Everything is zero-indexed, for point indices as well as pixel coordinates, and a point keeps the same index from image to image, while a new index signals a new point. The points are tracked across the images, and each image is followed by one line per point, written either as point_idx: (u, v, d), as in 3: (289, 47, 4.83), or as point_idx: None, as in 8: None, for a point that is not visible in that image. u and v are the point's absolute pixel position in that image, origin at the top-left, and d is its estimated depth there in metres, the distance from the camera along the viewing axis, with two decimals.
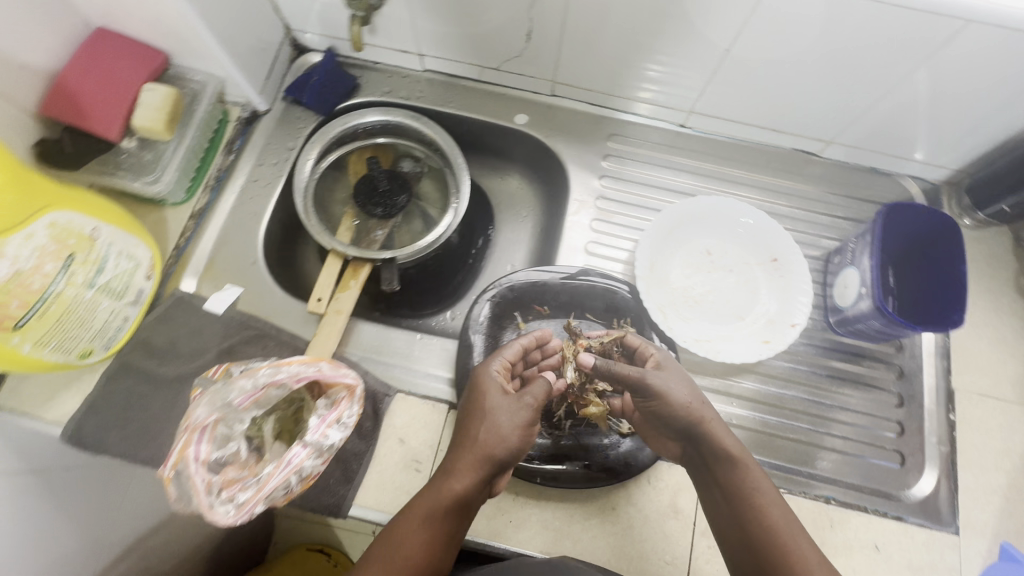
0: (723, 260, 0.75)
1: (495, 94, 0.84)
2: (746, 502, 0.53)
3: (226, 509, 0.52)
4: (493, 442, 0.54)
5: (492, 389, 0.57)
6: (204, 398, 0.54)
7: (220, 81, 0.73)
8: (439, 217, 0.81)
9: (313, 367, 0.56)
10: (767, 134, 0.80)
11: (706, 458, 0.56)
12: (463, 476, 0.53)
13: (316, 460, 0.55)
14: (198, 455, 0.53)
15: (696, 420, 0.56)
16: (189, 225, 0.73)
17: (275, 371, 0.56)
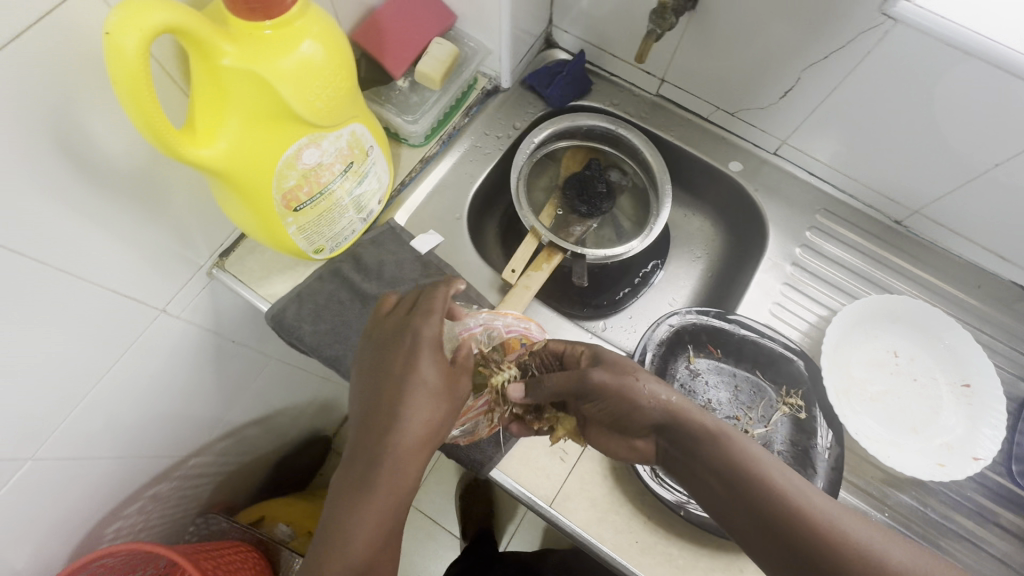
0: (910, 366, 0.72)
1: (715, 136, 0.86)
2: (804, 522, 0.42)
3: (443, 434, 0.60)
4: (449, 398, 0.52)
5: (421, 325, 0.54)
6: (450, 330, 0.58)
7: (486, 52, 0.80)
8: (631, 231, 0.83)
9: (522, 324, 0.64)
10: (990, 258, 0.76)
11: (721, 477, 0.46)
12: (429, 414, 0.50)
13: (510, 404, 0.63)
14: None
15: (676, 419, 0.50)
16: (418, 167, 0.79)
17: (494, 319, 0.62)
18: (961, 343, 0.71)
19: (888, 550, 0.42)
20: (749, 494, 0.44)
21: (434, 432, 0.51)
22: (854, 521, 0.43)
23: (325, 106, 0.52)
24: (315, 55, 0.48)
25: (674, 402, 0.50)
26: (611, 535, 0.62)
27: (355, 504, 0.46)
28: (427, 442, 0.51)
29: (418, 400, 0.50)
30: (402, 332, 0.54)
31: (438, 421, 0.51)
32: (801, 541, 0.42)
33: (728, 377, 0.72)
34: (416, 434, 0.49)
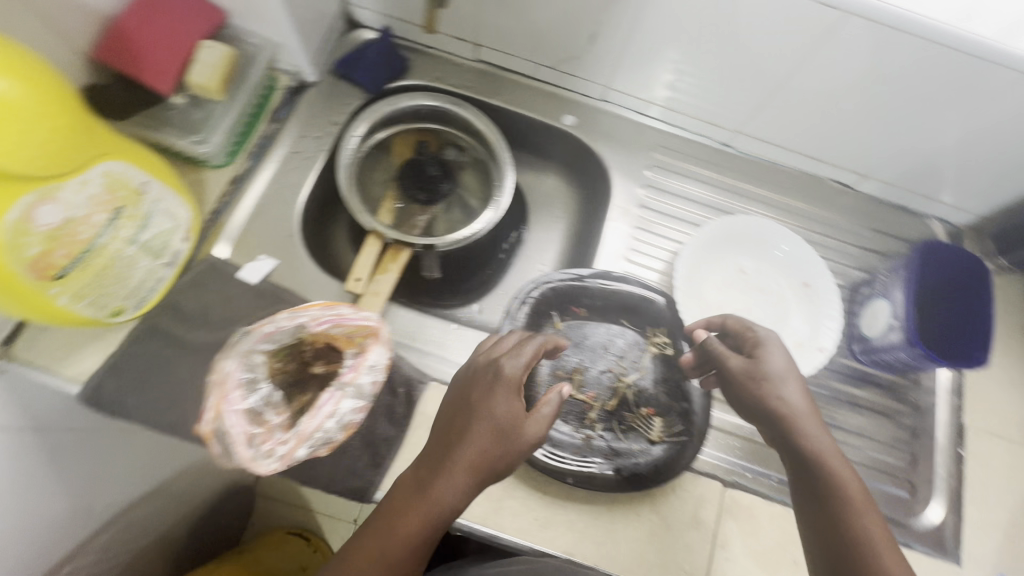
0: (756, 279, 0.77)
1: (544, 92, 0.84)
2: (833, 496, 0.52)
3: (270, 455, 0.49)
4: (511, 449, 0.51)
5: (503, 360, 0.55)
6: (231, 350, 0.52)
7: (275, 46, 0.71)
8: (479, 208, 0.80)
9: (329, 313, 0.51)
10: (808, 162, 0.81)
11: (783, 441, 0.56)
12: (475, 445, 0.50)
13: (355, 404, 0.50)
14: (234, 405, 0.49)
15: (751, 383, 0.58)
16: (228, 189, 0.71)
17: (292, 317, 0.53)
18: (795, 248, 0.76)
19: (870, 528, 0.50)
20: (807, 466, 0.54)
21: (487, 464, 0.49)
22: (859, 491, 0.52)
23: (46, 152, 0.45)
24: (7, 91, 0.41)
25: (792, 395, 0.56)
26: (510, 522, 0.61)
27: (389, 535, 0.48)
28: (471, 476, 0.49)
29: (466, 435, 0.50)
30: (477, 382, 0.54)
31: (494, 457, 0.50)
32: (818, 498, 0.53)
33: (598, 332, 0.72)
34: (465, 466, 0.49)
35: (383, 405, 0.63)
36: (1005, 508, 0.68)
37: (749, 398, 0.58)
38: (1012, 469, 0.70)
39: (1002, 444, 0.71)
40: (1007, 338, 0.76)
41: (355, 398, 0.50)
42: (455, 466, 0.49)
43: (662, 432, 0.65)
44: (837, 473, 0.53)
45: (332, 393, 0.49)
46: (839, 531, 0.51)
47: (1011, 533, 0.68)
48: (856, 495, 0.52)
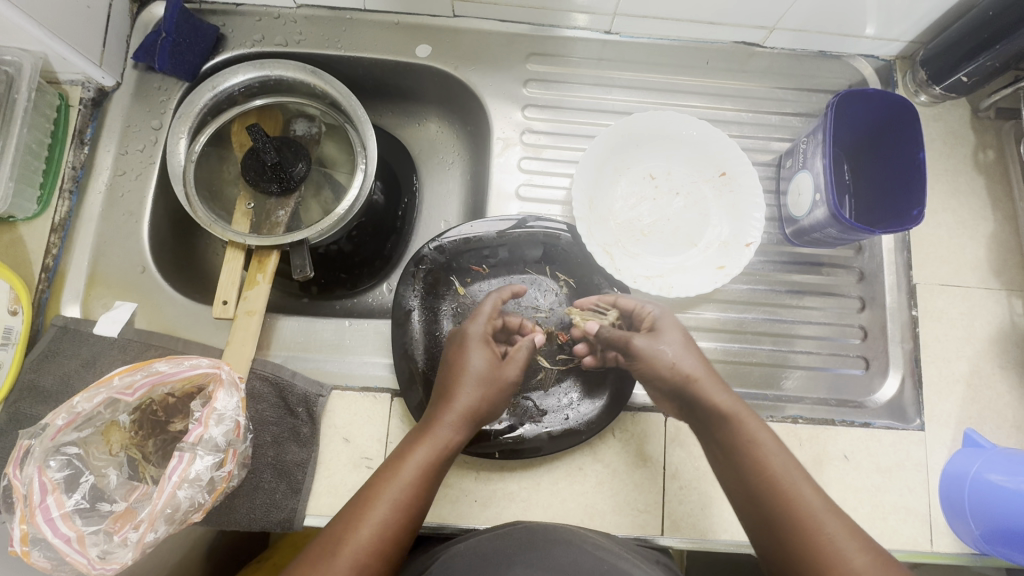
0: (669, 182, 0.68)
1: (386, 24, 0.71)
2: (763, 469, 0.49)
3: (123, 552, 0.44)
4: (500, 385, 0.54)
5: (490, 322, 0.57)
6: (27, 458, 0.45)
7: (39, 56, 0.59)
8: (348, 181, 0.70)
9: (147, 371, 0.47)
10: (703, 29, 0.70)
11: (703, 418, 0.52)
12: (473, 393, 0.53)
13: (211, 460, 0.46)
14: (50, 514, 0.44)
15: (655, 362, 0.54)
16: (53, 240, 0.63)
17: (92, 396, 0.47)
18: (708, 136, 0.66)
19: (807, 497, 0.47)
20: (737, 448, 0.50)
21: (481, 411, 0.53)
22: (791, 465, 0.49)
23: None
24: None
25: (696, 368, 0.53)
26: (450, 510, 0.58)
27: (393, 479, 0.48)
28: (470, 423, 0.53)
29: (462, 386, 0.53)
30: (460, 342, 0.56)
31: (485, 401, 0.53)
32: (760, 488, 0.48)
33: (505, 288, 0.66)
34: (466, 409, 0.52)
35: (286, 429, 0.58)
36: (964, 359, 0.65)
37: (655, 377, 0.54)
38: (969, 316, 0.66)
39: (956, 293, 0.66)
40: (952, 174, 0.69)
41: (212, 453, 0.46)
42: (458, 413, 0.52)
43: (587, 379, 0.62)
44: (772, 453, 0.49)
45: (179, 457, 0.44)
46: (776, 509, 0.47)
47: (974, 383, 0.64)
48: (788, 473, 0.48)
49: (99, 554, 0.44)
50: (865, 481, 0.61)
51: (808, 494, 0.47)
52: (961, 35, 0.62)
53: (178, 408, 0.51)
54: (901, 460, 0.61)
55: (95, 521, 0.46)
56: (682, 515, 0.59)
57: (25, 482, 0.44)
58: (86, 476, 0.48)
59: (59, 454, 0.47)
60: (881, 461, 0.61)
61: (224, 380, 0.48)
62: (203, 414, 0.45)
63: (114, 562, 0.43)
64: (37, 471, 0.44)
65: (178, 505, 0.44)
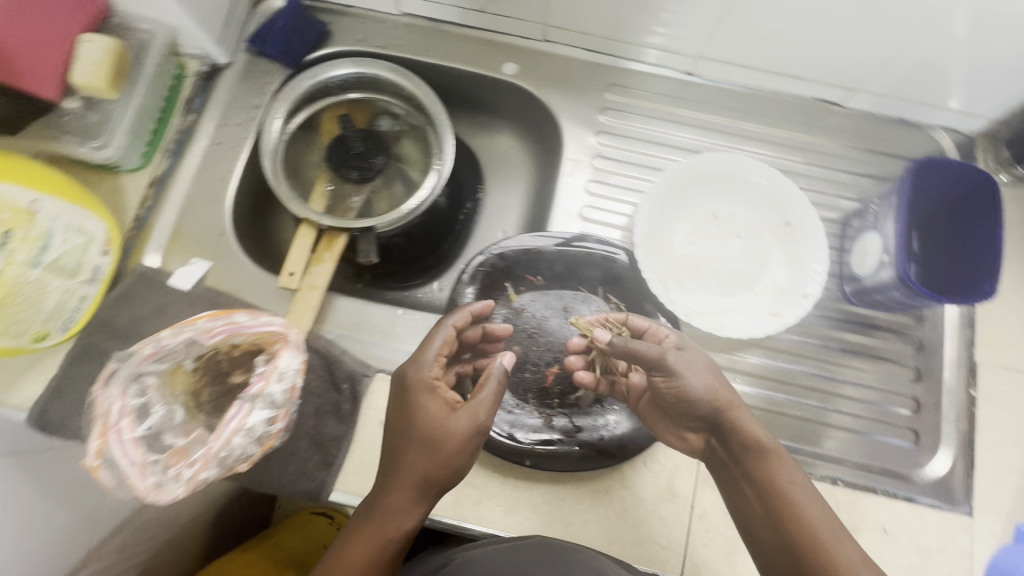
0: (731, 224, 0.68)
1: (479, 41, 0.75)
2: (795, 516, 0.50)
3: (174, 486, 0.47)
4: (449, 444, 0.50)
5: (431, 378, 0.53)
6: (112, 380, 0.49)
7: (170, 29, 0.65)
8: (420, 179, 0.73)
9: (224, 321, 0.51)
10: (784, 81, 0.71)
11: (733, 450, 0.54)
12: (419, 457, 0.50)
13: (269, 414, 0.49)
14: (122, 436, 0.48)
15: (686, 393, 0.54)
16: (149, 194, 0.67)
17: (180, 331, 0.50)
18: (775, 185, 0.67)
19: (843, 544, 0.49)
20: (768, 485, 0.52)
21: (432, 475, 0.50)
22: (823, 508, 0.51)
23: None
24: None
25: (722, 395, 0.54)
26: (472, 511, 0.58)
27: (350, 551, 0.49)
28: (421, 488, 0.50)
29: (410, 450, 0.51)
30: (406, 398, 0.53)
31: (437, 465, 0.50)
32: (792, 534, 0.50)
33: (557, 302, 0.68)
34: (413, 476, 0.50)
35: (328, 403, 0.60)
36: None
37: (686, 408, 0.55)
38: None
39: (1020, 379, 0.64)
40: None
41: (269, 408, 0.49)
42: (407, 481, 0.50)
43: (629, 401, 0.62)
44: (802, 497, 0.51)
45: (240, 406, 0.48)
46: (810, 556, 0.49)
47: None
48: (829, 526, 0.50)
49: (155, 483, 0.47)
50: (903, 559, 0.58)
51: (844, 546, 0.49)
52: None
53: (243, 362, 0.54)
54: (944, 544, 0.58)
55: (155, 451, 0.49)
56: (703, 559, 0.58)
57: (108, 402, 0.48)
58: (155, 408, 0.50)
59: (137, 382, 0.50)
60: (922, 540, 0.58)
61: (291, 341, 0.51)
62: (267, 369, 0.49)
63: (165, 494, 0.46)
64: (118, 394, 0.48)
65: (232, 450, 0.47)
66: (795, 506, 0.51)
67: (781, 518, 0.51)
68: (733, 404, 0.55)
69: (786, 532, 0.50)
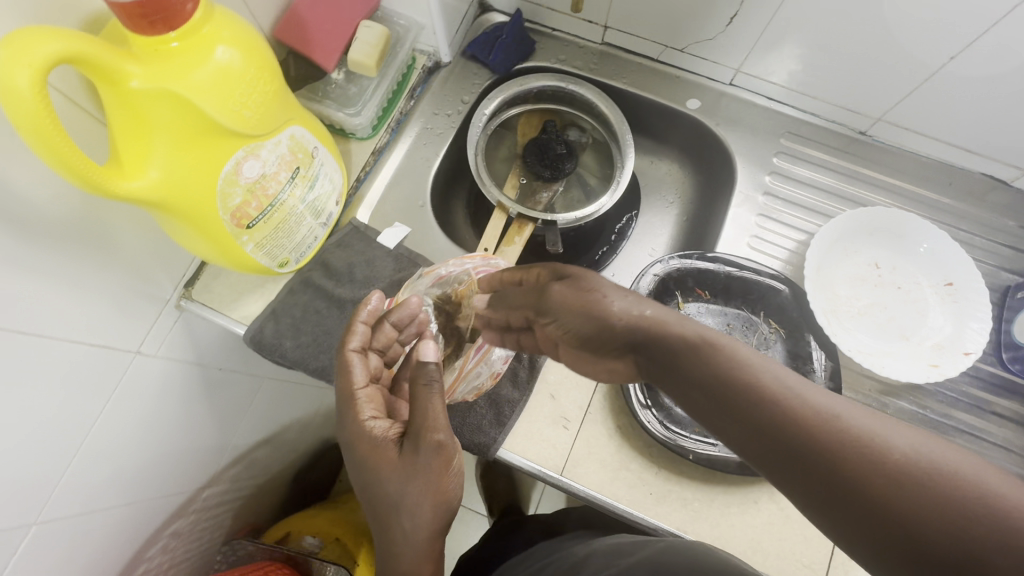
0: (893, 275, 0.72)
1: (668, 76, 0.84)
2: (814, 437, 0.34)
3: None
4: (426, 482, 0.49)
5: (364, 419, 0.52)
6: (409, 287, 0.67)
7: (420, 27, 0.76)
8: (598, 188, 0.81)
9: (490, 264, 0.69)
10: (958, 153, 0.76)
11: (660, 363, 0.43)
12: (410, 510, 0.49)
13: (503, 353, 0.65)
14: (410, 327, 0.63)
15: (666, 342, 0.43)
16: (370, 160, 0.76)
17: (460, 264, 0.68)
18: (941, 246, 0.71)
19: (887, 437, 0.32)
20: (747, 394, 0.37)
21: (433, 519, 0.50)
22: (947, 448, 0.31)
23: (256, 113, 0.50)
24: (232, 60, 0.46)
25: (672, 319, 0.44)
26: (625, 493, 0.62)
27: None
28: (428, 530, 0.51)
29: (392, 505, 0.50)
30: (365, 453, 0.51)
31: (427, 510, 0.50)
32: (823, 465, 0.33)
33: (719, 318, 0.72)
34: (414, 525, 0.50)
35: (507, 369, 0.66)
36: None
37: (660, 347, 0.43)
38: None
39: None
40: None
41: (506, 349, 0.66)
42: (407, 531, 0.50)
43: None
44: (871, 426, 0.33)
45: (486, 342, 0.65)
46: (918, 508, 0.30)
47: None
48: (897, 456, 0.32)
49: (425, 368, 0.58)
50: None
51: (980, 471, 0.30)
52: None
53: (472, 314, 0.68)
54: None
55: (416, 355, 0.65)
56: None
57: None
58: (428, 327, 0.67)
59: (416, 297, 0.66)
60: None
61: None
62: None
63: None
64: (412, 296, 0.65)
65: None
66: (831, 426, 0.34)
67: (789, 435, 0.34)
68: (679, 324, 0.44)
69: (808, 467, 0.33)
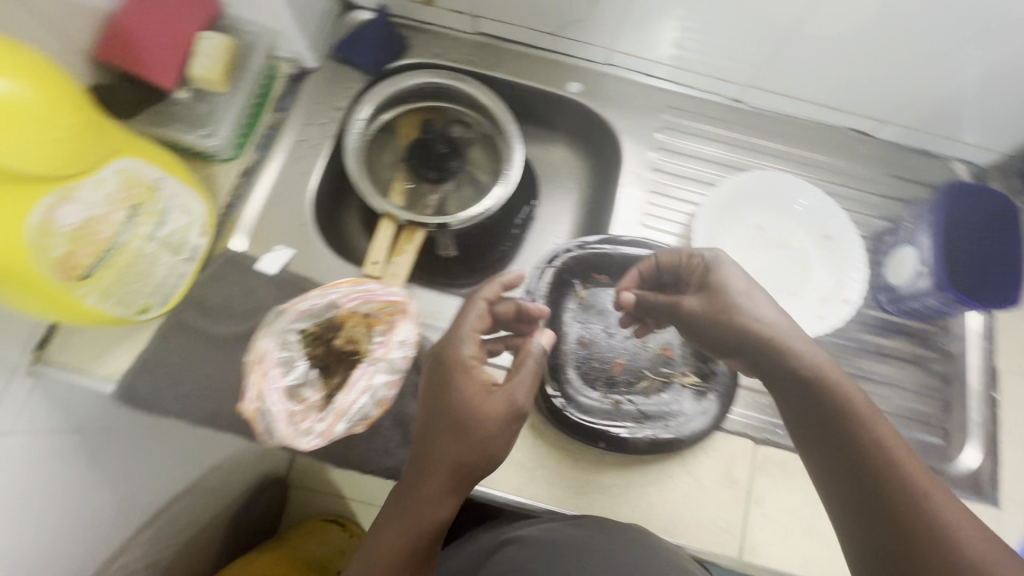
0: (777, 235, 0.75)
1: (546, 61, 0.82)
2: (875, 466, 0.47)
3: (309, 437, 0.58)
4: (492, 415, 0.51)
5: (472, 374, 0.52)
6: (268, 332, 0.61)
7: (273, 33, 0.71)
8: (490, 182, 0.79)
9: (360, 289, 0.63)
10: (822, 112, 0.79)
11: (803, 394, 0.52)
12: (493, 425, 0.50)
13: (387, 378, 0.61)
14: (274, 382, 0.60)
15: (805, 378, 0.52)
16: (239, 182, 0.71)
17: (324, 294, 0.62)
18: (815, 202, 0.74)
19: (903, 460, 0.47)
20: (844, 420, 0.50)
21: (483, 453, 0.50)
22: (917, 463, 0.47)
23: (62, 154, 0.44)
24: (16, 92, 0.40)
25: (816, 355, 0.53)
26: (544, 491, 0.62)
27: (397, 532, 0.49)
28: (461, 469, 0.50)
29: (475, 434, 0.50)
30: (443, 378, 0.53)
31: (494, 440, 0.51)
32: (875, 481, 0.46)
33: None
34: (471, 452, 0.50)
35: (410, 384, 0.63)
36: None
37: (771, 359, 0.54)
38: None
39: None
40: None
41: (390, 371, 0.62)
42: (447, 461, 0.50)
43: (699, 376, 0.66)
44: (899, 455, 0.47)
45: (367, 366, 0.61)
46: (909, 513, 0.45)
47: None
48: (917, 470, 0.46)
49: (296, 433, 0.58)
50: None
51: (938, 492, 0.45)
52: None
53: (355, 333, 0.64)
54: None
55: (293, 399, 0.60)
56: (759, 541, 0.61)
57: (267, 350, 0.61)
58: (298, 363, 0.62)
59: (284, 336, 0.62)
60: None
61: (408, 314, 0.64)
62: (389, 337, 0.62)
63: (305, 441, 0.58)
64: (273, 345, 0.61)
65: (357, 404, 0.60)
66: (881, 449, 0.47)
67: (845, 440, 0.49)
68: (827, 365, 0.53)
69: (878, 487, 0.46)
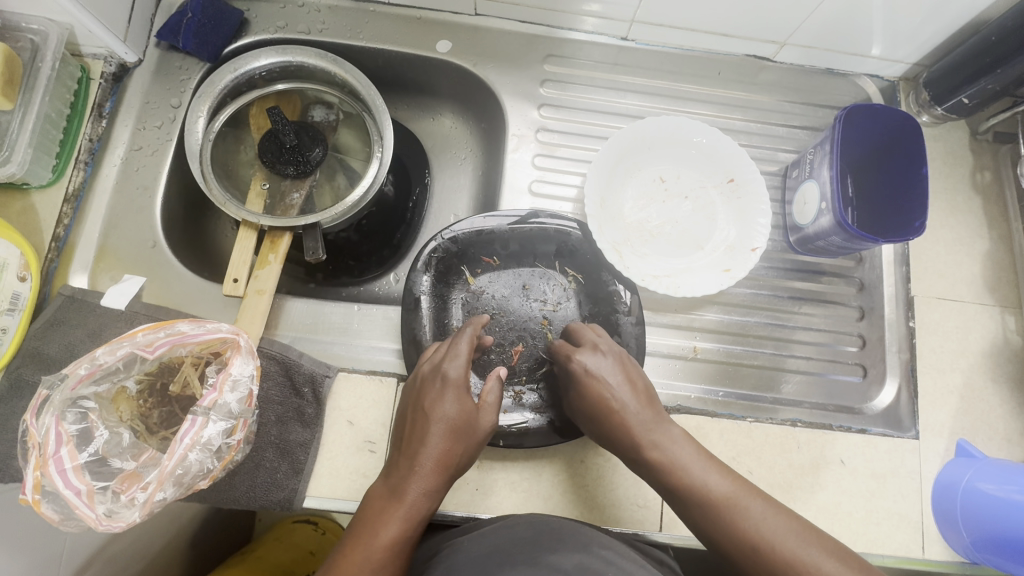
0: (677, 186, 0.69)
1: (409, 19, 0.72)
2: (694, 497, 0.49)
3: (131, 511, 0.46)
4: (466, 416, 0.52)
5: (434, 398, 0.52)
6: (45, 407, 0.47)
7: (66, 28, 0.60)
8: (363, 169, 0.70)
9: (168, 332, 0.50)
10: (717, 40, 0.72)
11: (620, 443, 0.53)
12: (440, 441, 0.51)
13: (223, 426, 0.48)
14: (63, 465, 0.46)
15: (622, 432, 0.53)
16: (66, 210, 0.62)
17: (115, 350, 0.49)
18: (716, 142, 0.68)
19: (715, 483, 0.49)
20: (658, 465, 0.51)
21: (451, 461, 0.51)
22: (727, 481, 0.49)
23: None
24: None
25: (637, 417, 0.53)
26: (451, 497, 0.58)
27: (359, 555, 0.47)
28: (440, 474, 0.51)
29: (432, 440, 0.51)
30: (415, 391, 0.54)
31: (455, 446, 0.51)
32: (696, 513, 0.49)
33: (515, 281, 0.67)
34: (434, 462, 0.50)
35: (291, 408, 0.58)
36: (959, 371, 0.66)
37: (590, 411, 0.54)
38: (965, 329, 0.67)
39: (953, 307, 0.68)
40: (950, 192, 0.71)
41: (225, 419, 0.48)
42: (425, 472, 0.50)
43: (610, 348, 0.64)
44: (708, 479, 0.50)
45: (193, 420, 0.47)
46: (732, 536, 0.47)
47: (968, 395, 0.65)
48: (731, 495, 0.49)
49: (106, 512, 0.46)
50: (859, 485, 0.62)
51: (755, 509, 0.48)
52: (963, 59, 0.64)
53: (186, 376, 0.53)
54: (896, 467, 0.62)
55: (103, 478, 0.48)
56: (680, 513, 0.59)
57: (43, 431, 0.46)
58: (98, 433, 0.50)
59: (75, 407, 0.49)
60: (876, 466, 0.62)
61: (242, 347, 0.50)
62: (219, 379, 0.48)
63: (120, 520, 0.45)
64: (54, 421, 0.46)
65: (189, 467, 0.47)
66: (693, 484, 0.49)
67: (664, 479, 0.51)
68: (648, 425, 0.53)
69: (696, 515, 0.49)
